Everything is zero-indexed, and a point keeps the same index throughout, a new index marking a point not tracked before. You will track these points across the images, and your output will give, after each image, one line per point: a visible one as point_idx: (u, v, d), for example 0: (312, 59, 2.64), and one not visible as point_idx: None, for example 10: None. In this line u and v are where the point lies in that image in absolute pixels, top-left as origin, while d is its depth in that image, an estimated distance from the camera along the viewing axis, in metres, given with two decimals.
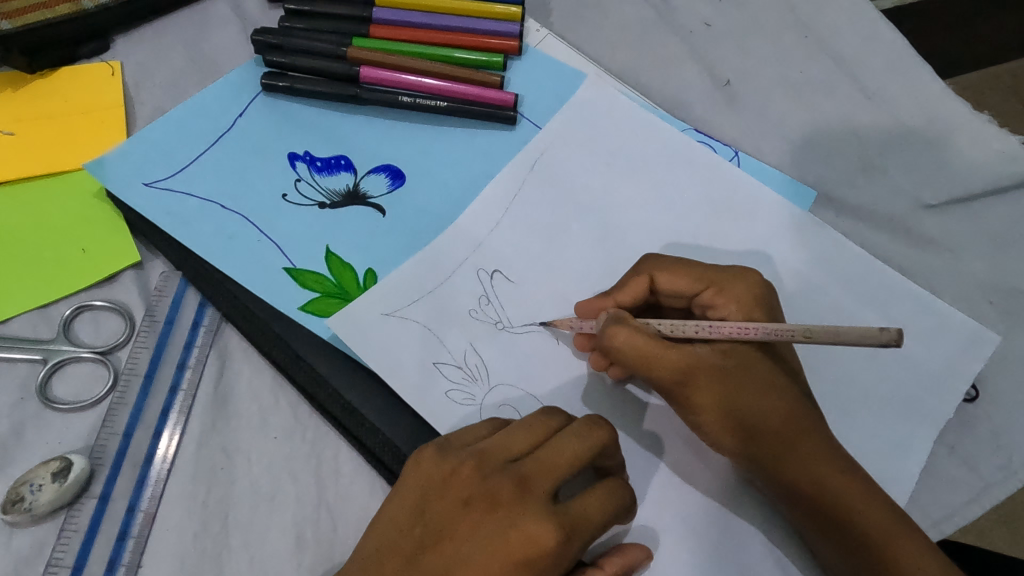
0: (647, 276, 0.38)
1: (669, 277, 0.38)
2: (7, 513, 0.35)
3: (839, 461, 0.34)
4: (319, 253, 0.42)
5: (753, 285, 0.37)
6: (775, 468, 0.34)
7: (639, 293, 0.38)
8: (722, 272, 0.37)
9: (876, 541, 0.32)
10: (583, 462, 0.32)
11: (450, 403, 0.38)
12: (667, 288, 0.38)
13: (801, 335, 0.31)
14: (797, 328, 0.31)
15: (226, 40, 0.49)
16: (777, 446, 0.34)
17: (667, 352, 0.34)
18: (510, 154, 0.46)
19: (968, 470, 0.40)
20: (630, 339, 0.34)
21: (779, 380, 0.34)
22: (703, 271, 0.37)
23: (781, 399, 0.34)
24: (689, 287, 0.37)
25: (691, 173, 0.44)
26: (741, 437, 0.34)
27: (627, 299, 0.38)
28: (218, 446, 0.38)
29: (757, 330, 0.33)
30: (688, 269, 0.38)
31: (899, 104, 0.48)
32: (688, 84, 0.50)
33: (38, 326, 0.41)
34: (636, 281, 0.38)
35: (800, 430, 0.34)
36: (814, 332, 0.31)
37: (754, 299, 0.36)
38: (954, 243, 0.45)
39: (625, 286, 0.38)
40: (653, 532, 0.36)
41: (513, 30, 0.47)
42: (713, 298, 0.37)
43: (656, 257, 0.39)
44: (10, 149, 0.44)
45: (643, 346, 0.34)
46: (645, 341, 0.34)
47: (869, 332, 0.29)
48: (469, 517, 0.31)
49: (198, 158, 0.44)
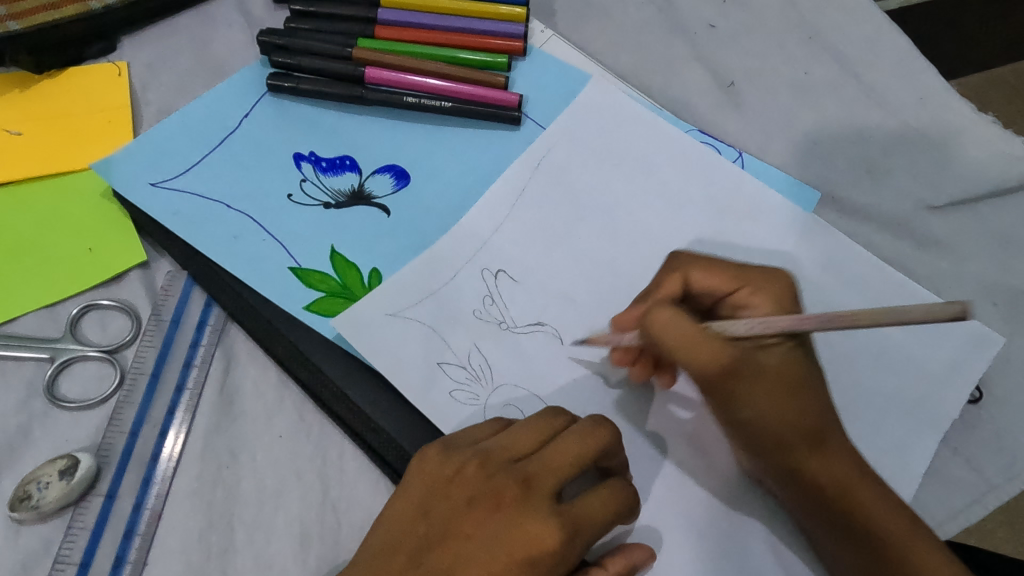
0: (682, 275, 0.38)
1: (703, 274, 0.38)
2: (14, 511, 0.35)
3: (851, 462, 0.35)
4: (324, 253, 0.42)
5: (784, 285, 0.37)
6: (794, 468, 0.35)
7: (675, 293, 0.38)
8: (756, 272, 0.37)
9: (891, 539, 0.34)
10: (587, 463, 0.32)
11: (454, 403, 0.38)
12: (700, 287, 0.38)
13: (851, 321, 0.25)
14: (847, 314, 0.25)
15: (232, 40, 0.50)
16: (797, 449, 0.34)
17: (715, 340, 0.32)
18: (514, 154, 0.46)
19: (972, 471, 0.40)
20: (677, 324, 0.32)
21: (803, 381, 0.35)
22: (737, 270, 0.38)
23: (806, 399, 0.35)
24: (723, 285, 0.37)
25: (695, 174, 0.44)
26: (772, 433, 0.35)
27: (663, 298, 0.38)
28: (223, 445, 0.38)
29: (809, 321, 0.27)
30: (721, 267, 0.38)
31: (902, 105, 0.48)
32: (692, 85, 0.50)
33: (45, 324, 0.41)
34: (670, 282, 0.38)
35: (820, 431, 0.35)
36: (863, 316, 0.25)
37: (787, 299, 0.37)
38: (958, 245, 0.45)
39: (662, 285, 0.38)
40: (656, 532, 0.36)
41: (517, 31, 0.47)
42: (748, 298, 0.37)
43: (689, 257, 0.39)
44: (17, 149, 0.45)
45: (690, 332, 0.32)
46: (698, 330, 0.32)
47: (936, 307, 0.23)
48: (473, 517, 0.31)
49: (204, 158, 0.45)
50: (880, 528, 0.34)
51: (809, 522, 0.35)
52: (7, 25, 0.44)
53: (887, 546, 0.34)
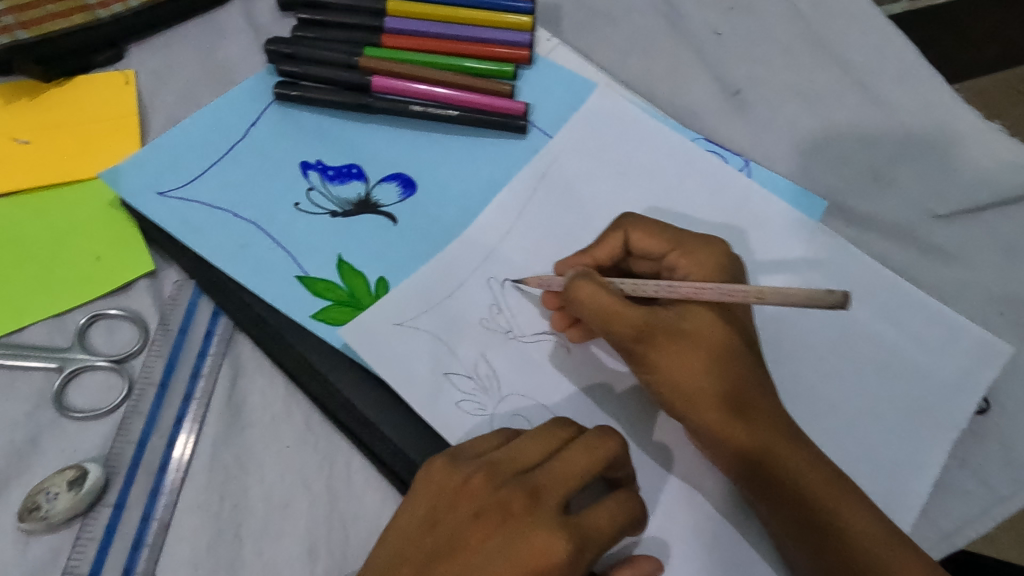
0: (621, 232, 0.39)
1: (641, 236, 0.38)
2: (24, 521, 0.36)
3: (782, 429, 0.35)
4: (331, 263, 0.42)
5: (718, 252, 0.37)
6: (722, 438, 0.35)
7: (615, 250, 0.39)
8: (691, 237, 0.38)
9: (810, 503, 0.33)
10: (594, 473, 0.32)
11: (461, 413, 0.38)
12: (638, 247, 0.38)
13: (755, 296, 0.32)
14: (751, 289, 0.32)
15: (239, 49, 0.50)
16: (721, 417, 0.34)
17: (627, 309, 0.35)
18: (521, 162, 0.46)
19: (979, 482, 0.40)
20: (593, 295, 0.35)
21: (734, 349, 0.35)
22: (673, 233, 0.38)
23: (737, 366, 0.35)
24: (658, 247, 0.38)
25: (702, 182, 0.44)
26: (687, 395, 0.35)
27: (603, 256, 0.39)
28: (231, 455, 0.38)
29: (713, 290, 0.33)
30: (660, 229, 0.38)
31: (909, 113, 0.48)
32: (698, 92, 0.50)
33: (53, 334, 0.41)
34: (612, 237, 0.39)
35: (749, 403, 0.35)
36: (765, 293, 0.32)
37: (718, 266, 0.36)
38: (965, 254, 0.45)
39: (602, 243, 0.39)
40: (663, 543, 0.36)
41: (523, 40, 0.47)
42: (677, 260, 0.38)
43: (633, 215, 0.39)
44: (25, 158, 0.45)
45: (604, 302, 0.35)
46: (606, 296, 0.35)
47: (817, 294, 0.30)
48: (480, 527, 0.31)
49: (212, 167, 0.45)
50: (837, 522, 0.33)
51: (768, 515, 0.35)
52: (15, 34, 0.44)
53: (833, 529, 0.33)
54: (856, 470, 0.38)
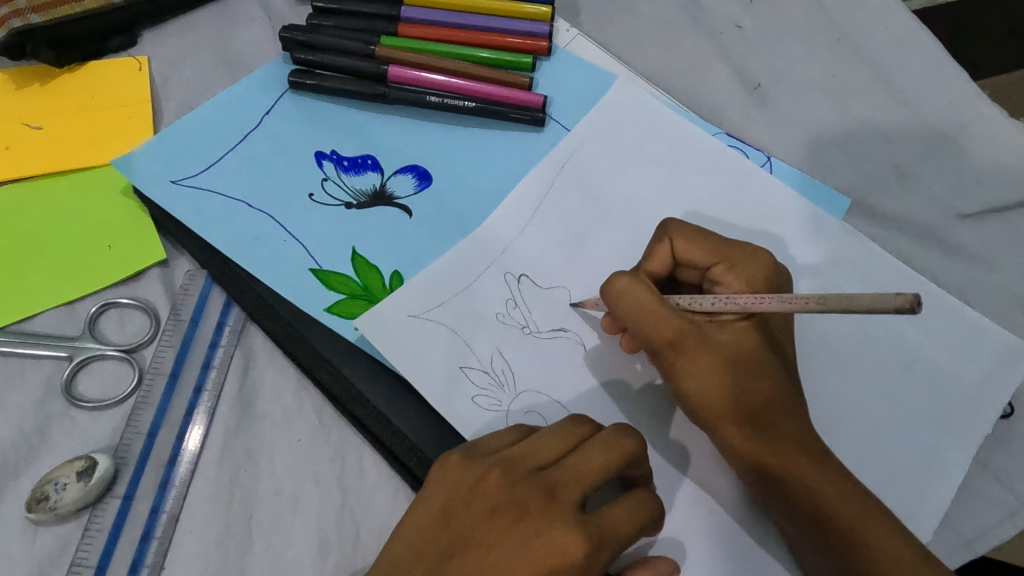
0: (667, 241, 0.37)
1: (686, 246, 0.36)
2: (31, 512, 0.35)
3: (803, 442, 0.34)
4: (346, 254, 0.41)
5: (765, 266, 0.36)
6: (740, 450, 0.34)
7: (664, 263, 0.37)
8: (737, 248, 0.36)
9: (825, 508, 0.33)
10: (612, 472, 0.32)
11: (476, 408, 0.37)
12: (684, 257, 0.37)
13: (815, 302, 0.28)
14: (812, 295, 0.28)
15: (253, 37, 0.49)
16: (742, 430, 0.34)
17: (664, 312, 0.34)
18: (538, 156, 0.45)
19: (1002, 487, 0.39)
20: (630, 293, 0.34)
21: (766, 365, 0.34)
22: (720, 244, 0.36)
23: (766, 381, 0.34)
24: (703, 258, 0.36)
25: (723, 177, 0.44)
26: (711, 406, 0.34)
27: (654, 269, 0.37)
28: (241, 448, 0.38)
29: (772, 300, 0.30)
30: (707, 240, 0.36)
31: (934, 109, 0.47)
32: (719, 87, 0.49)
33: (63, 322, 0.41)
34: (658, 247, 0.37)
35: (774, 415, 0.34)
36: (827, 298, 0.27)
37: (765, 279, 0.35)
38: (990, 255, 0.44)
39: (651, 256, 0.37)
40: (682, 545, 0.35)
41: (543, 31, 0.46)
42: (722, 274, 0.36)
43: (677, 221, 0.37)
44: (37, 144, 0.44)
45: (642, 300, 0.34)
46: (649, 297, 0.34)
47: (884, 296, 0.26)
48: (497, 525, 0.31)
49: (226, 155, 0.44)
50: (859, 537, 0.32)
51: (787, 526, 0.34)
52: (28, 18, 0.43)
53: (853, 546, 0.32)
54: (878, 473, 0.38)
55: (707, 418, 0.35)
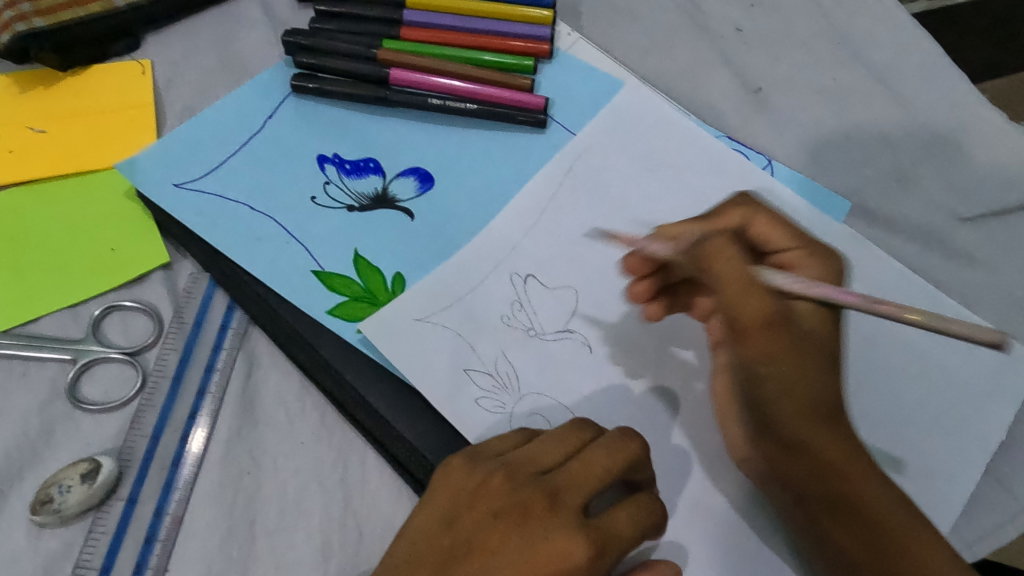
0: (746, 212, 0.38)
1: (766, 225, 0.37)
2: (37, 514, 0.35)
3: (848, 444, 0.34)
4: (349, 257, 0.42)
5: (831, 265, 0.37)
6: (797, 445, 0.33)
7: (689, 243, 0.36)
8: (812, 241, 0.37)
9: (854, 500, 0.33)
10: (615, 475, 0.32)
11: (479, 411, 0.37)
12: (734, 241, 0.37)
13: (904, 313, 0.31)
14: (908, 308, 0.30)
15: (256, 40, 0.49)
16: (804, 424, 0.33)
17: (762, 293, 0.33)
18: (542, 158, 0.45)
19: (1004, 490, 0.39)
20: (728, 264, 0.32)
21: (822, 354, 0.35)
22: (799, 232, 0.37)
23: (823, 375, 0.34)
24: (778, 241, 0.37)
25: (727, 179, 0.43)
26: (784, 394, 0.34)
27: (680, 245, 0.36)
28: (245, 450, 0.38)
29: (881, 305, 0.31)
30: (787, 227, 0.37)
31: (934, 113, 0.47)
32: (720, 90, 0.49)
33: (66, 325, 0.41)
34: (727, 223, 0.38)
35: (825, 405, 0.34)
36: (926, 316, 0.30)
37: (828, 276, 0.37)
38: (990, 258, 0.44)
39: (686, 231, 0.36)
40: (684, 548, 0.35)
41: (544, 34, 0.47)
42: (795, 260, 0.37)
43: (761, 203, 0.39)
44: (41, 148, 0.45)
45: (737, 273, 0.32)
46: (755, 280, 0.32)
47: (985, 331, 0.29)
48: (501, 529, 0.31)
49: (228, 159, 0.44)
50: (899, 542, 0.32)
51: (811, 524, 0.33)
52: (32, 22, 0.44)
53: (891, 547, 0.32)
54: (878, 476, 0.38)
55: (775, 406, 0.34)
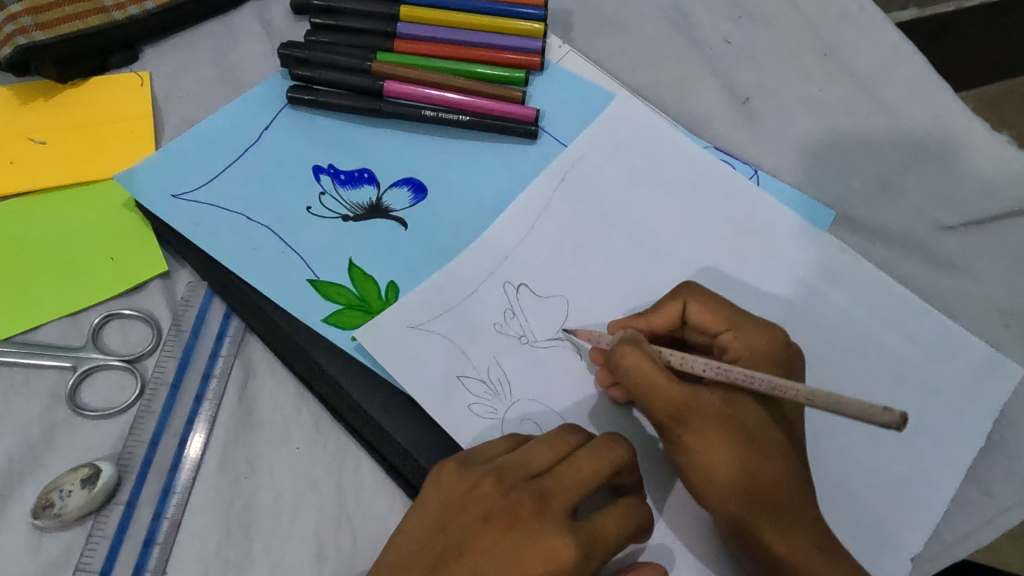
0: (681, 302, 0.38)
1: (699, 310, 0.37)
2: (38, 518, 0.36)
3: (808, 527, 0.34)
4: (344, 266, 0.43)
5: (774, 341, 0.36)
6: (746, 530, 0.34)
7: (671, 320, 0.38)
8: (749, 320, 0.37)
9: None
10: (602, 480, 0.33)
11: (472, 416, 0.38)
12: (694, 321, 0.38)
13: (804, 397, 0.31)
14: (802, 389, 0.31)
15: (253, 52, 0.50)
16: (749, 511, 0.34)
17: (669, 384, 0.34)
18: (534, 170, 0.46)
19: (983, 494, 0.40)
20: (636, 362, 0.34)
21: (771, 441, 0.34)
22: (732, 313, 0.37)
23: (769, 463, 0.34)
24: (713, 324, 0.37)
25: (714, 190, 0.44)
26: (714, 484, 0.34)
27: (659, 322, 0.38)
28: (242, 456, 0.39)
29: (762, 381, 0.32)
30: (721, 307, 0.37)
31: (917, 123, 0.48)
32: (708, 101, 0.50)
33: (67, 333, 0.42)
34: (670, 306, 0.38)
35: (778, 495, 0.34)
36: (816, 396, 0.31)
37: (771, 355, 0.36)
38: (972, 266, 0.45)
39: (660, 309, 0.38)
40: (667, 549, 0.36)
41: (535, 47, 0.48)
42: (731, 341, 0.37)
43: (695, 286, 0.38)
44: (42, 159, 0.45)
45: (647, 372, 0.34)
46: (652, 368, 0.34)
47: (872, 410, 0.29)
48: (491, 532, 0.31)
49: (226, 169, 0.45)
50: None
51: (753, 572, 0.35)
52: (33, 35, 0.44)
53: None
54: (859, 480, 0.39)
55: (711, 496, 0.34)
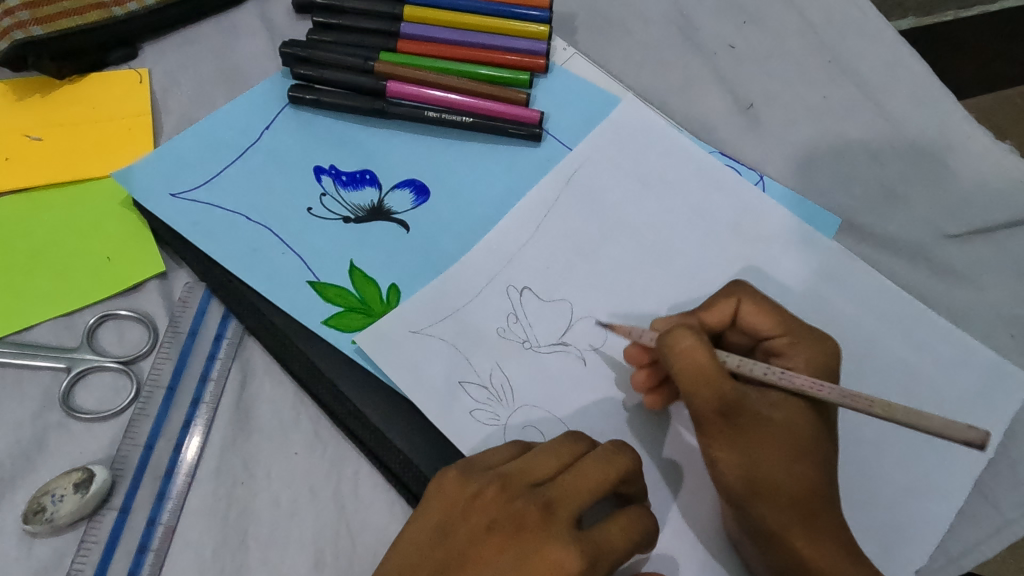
0: (734, 300, 0.37)
1: (754, 310, 0.37)
2: (29, 523, 0.35)
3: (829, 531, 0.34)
4: (344, 268, 0.42)
5: (828, 352, 0.36)
6: (767, 532, 0.33)
7: (723, 317, 0.37)
8: (804, 328, 0.37)
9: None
10: (608, 489, 0.32)
11: (474, 422, 0.38)
12: (746, 320, 0.37)
13: (878, 408, 0.31)
14: (877, 400, 0.31)
15: (253, 51, 0.49)
16: (775, 513, 0.33)
17: (722, 378, 0.33)
18: (539, 173, 0.45)
19: (988, 504, 0.40)
20: (692, 350, 0.33)
21: (812, 448, 0.34)
22: (788, 319, 0.37)
23: (806, 465, 0.34)
24: (767, 326, 0.37)
25: (721, 194, 0.44)
26: (749, 482, 0.33)
27: (711, 320, 0.37)
28: (238, 461, 0.38)
29: (831, 390, 0.32)
30: (775, 311, 0.37)
31: (922, 132, 0.48)
32: (713, 107, 0.50)
33: (61, 334, 0.41)
34: (724, 303, 0.37)
35: (806, 498, 0.33)
36: (894, 409, 0.31)
37: (822, 365, 0.36)
38: (976, 274, 0.45)
39: (713, 305, 0.38)
40: (673, 559, 0.36)
41: (540, 49, 0.47)
42: (783, 347, 0.37)
43: (747, 285, 0.38)
44: (36, 156, 0.45)
45: (701, 362, 0.33)
46: (708, 358, 0.33)
47: (955, 425, 0.29)
48: (493, 540, 0.31)
49: (225, 168, 0.45)
50: None
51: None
52: (30, 30, 0.44)
53: None
54: (865, 491, 0.38)
55: (743, 493, 0.34)
